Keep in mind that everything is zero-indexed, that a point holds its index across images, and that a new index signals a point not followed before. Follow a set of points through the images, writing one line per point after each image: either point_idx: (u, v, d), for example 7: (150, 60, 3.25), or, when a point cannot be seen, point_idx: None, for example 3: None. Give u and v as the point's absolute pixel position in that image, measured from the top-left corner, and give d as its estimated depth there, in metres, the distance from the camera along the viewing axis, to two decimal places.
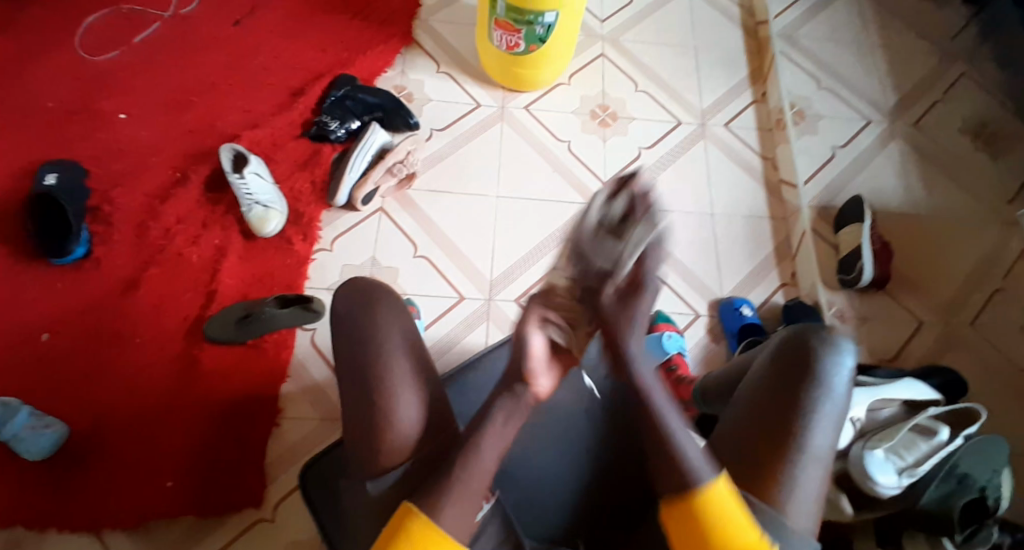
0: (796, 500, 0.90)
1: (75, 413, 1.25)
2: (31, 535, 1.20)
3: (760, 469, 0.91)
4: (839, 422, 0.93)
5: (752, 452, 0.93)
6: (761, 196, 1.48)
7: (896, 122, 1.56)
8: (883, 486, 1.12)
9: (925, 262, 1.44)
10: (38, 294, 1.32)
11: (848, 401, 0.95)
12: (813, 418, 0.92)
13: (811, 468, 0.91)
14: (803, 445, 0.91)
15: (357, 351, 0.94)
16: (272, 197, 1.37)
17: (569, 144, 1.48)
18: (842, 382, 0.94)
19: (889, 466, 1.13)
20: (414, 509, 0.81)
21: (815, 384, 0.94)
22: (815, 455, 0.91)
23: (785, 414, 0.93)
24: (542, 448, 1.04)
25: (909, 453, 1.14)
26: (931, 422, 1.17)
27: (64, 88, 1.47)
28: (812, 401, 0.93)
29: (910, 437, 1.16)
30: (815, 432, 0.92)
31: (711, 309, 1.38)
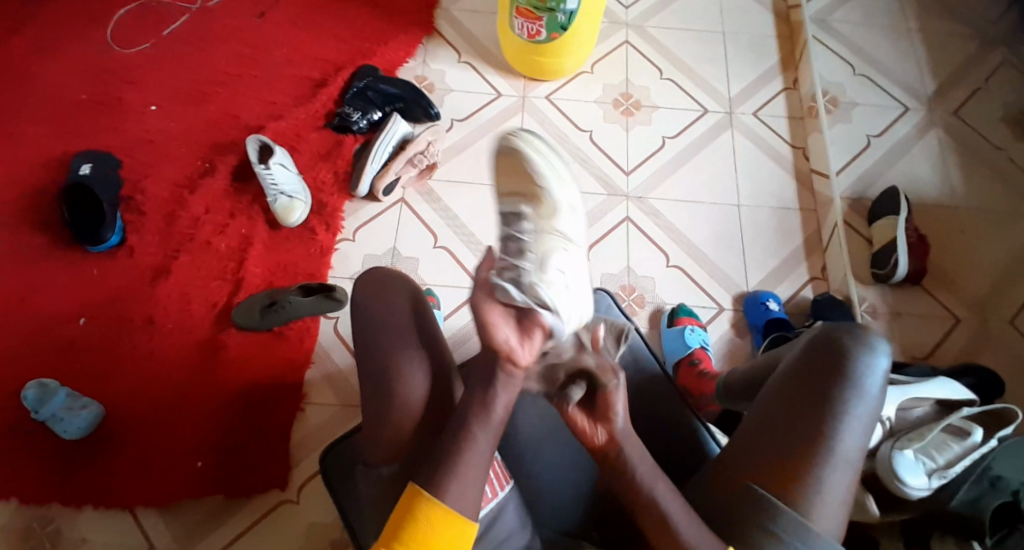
0: (823, 503, 0.88)
1: (109, 396, 1.30)
2: (68, 512, 1.25)
3: (788, 471, 0.89)
4: (870, 424, 0.91)
5: (779, 453, 0.90)
6: (791, 186, 1.44)
7: (935, 109, 1.49)
8: (912, 488, 1.08)
9: (964, 256, 1.38)
10: (74, 281, 1.37)
11: (881, 403, 0.93)
12: (844, 419, 0.90)
13: (839, 470, 0.89)
14: (834, 448, 0.89)
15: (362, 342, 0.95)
16: (296, 187, 1.39)
17: (591, 133, 1.46)
18: (876, 384, 0.92)
19: (919, 467, 1.08)
20: (421, 491, 0.82)
21: (848, 385, 0.91)
22: (845, 458, 0.89)
23: (814, 413, 0.90)
24: (551, 442, 1.04)
25: (940, 455, 1.09)
26: (964, 422, 1.12)
27: (99, 81, 1.52)
28: (844, 401, 0.90)
29: (942, 438, 1.11)
30: (845, 434, 0.89)
31: (734, 303, 1.35)
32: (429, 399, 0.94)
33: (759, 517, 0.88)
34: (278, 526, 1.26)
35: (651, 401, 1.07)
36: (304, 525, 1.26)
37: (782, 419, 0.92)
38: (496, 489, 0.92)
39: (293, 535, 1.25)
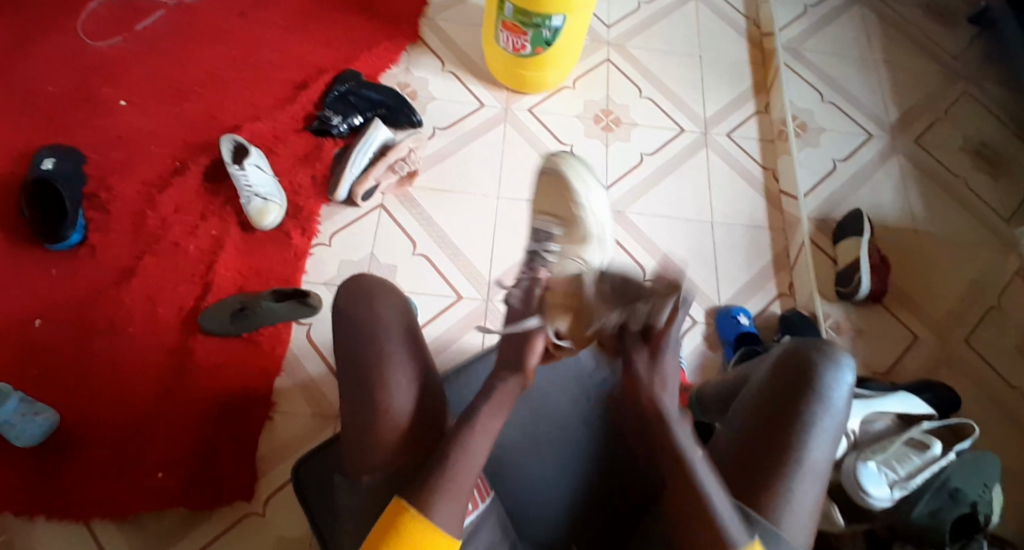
0: (793, 512, 0.89)
1: (66, 401, 1.24)
2: (18, 522, 1.18)
3: (758, 481, 0.90)
4: (836, 436, 0.93)
5: (749, 464, 0.92)
6: (762, 205, 1.49)
7: (897, 138, 1.57)
8: (876, 497, 1.12)
9: (922, 277, 1.45)
10: (32, 278, 1.31)
11: (846, 417, 0.95)
12: (812, 430, 0.92)
13: (808, 481, 0.90)
14: (802, 458, 0.90)
15: (355, 343, 0.94)
16: (272, 189, 1.36)
17: (572, 147, 1.48)
18: (842, 397, 0.94)
19: (881, 478, 1.13)
20: (406, 506, 0.83)
21: (816, 398, 0.94)
22: (813, 468, 0.91)
23: (785, 426, 0.92)
24: (536, 451, 1.04)
25: (902, 466, 1.14)
26: (924, 436, 1.18)
27: (65, 72, 1.46)
28: (811, 414, 0.93)
29: (903, 450, 1.16)
30: (814, 445, 0.91)
31: (708, 317, 1.39)
32: (425, 402, 0.94)
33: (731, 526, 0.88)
34: (246, 538, 1.21)
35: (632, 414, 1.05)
36: (272, 538, 1.22)
37: (753, 431, 0.94)
38: (478, 500, 0.90)
39: (262, 548, 1.21)
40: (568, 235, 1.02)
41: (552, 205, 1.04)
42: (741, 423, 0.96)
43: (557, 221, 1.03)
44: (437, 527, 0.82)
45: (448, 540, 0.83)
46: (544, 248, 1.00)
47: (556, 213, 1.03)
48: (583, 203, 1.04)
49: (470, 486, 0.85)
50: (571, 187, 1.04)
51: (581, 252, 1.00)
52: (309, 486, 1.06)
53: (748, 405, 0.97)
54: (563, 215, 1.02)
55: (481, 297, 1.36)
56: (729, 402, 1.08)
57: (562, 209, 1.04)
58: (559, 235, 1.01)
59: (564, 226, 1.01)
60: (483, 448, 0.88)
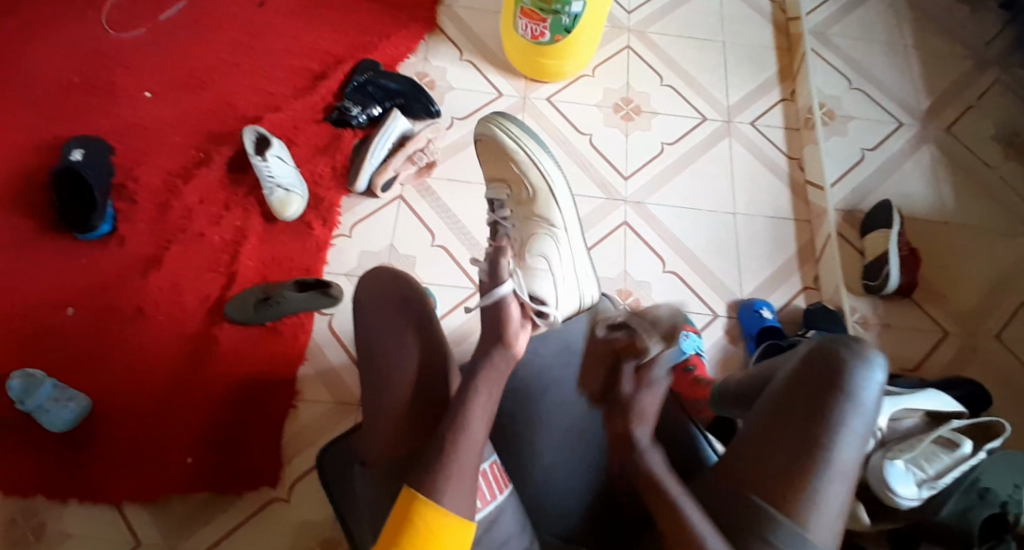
0: (819, 514, 0.87)
1: (97, 388, 1.28)
2: (53, 504, 1.23)
3: (784, 482, 0.88)
4: (865, 436, 0.90)
5: (774, 465, 0.89)
6: (786, 196, 1.46)
7: (927, 125, 1.52)
8: (903, 497, 1.10)
9: (952, 270, 1.41)
10: (63, 268, 1.35)
11: (875, 416, 0.92)
12: (841, 431, 0.89)
13: (836, 483, 0.88)
14: (830, 459, 0.88)
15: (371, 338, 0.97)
16: (293, 180, 1.37)
17: (591, 137, 1.46)
18: (872, 395, 0.91)
19: (910, 477, 1.10)
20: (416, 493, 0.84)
21: (845, 397, 0.90)
22: (841, 470, 0.88)
23: (813, 426, 0.89)
24: (558, 449, 1.00)
25: (931, 465, 1.11)
26: (953, 434, 1.15)
27: (91, 65, 1.49)
28: (841, 413, 0.90)
29: (932, 449, 1.13)
30: (842, 446, 0.88)
31: (729, 310, 1.37)
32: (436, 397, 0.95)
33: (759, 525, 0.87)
34: (271, 522, 1.25)
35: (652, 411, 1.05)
36: (297, 522, 1.25)
37: (778, 430, 0.91)
38: (491, 492, 0.90)
39: (286, 532, 1.24)
40: (518, 198, 1.20)
41: (500, 172, 1.22)
42: (766, 421, 0.93)
43: (505, 186, 1.21)
44: (445, 509, 0.84)
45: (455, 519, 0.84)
46: (500, 215, 1.21)
47: (503, 178, 1.22)
48: (520, 163, 1.20)
49: (472, 473, 0.86)
50: (510, 153, 1.21)
51: (536, 211, 1.19)
52: (331, 475, 1.06)
53: (773, 401, 0.94)
54: (510, 181, 1.20)
55: None
56: (753, 394, 1.04)
57: (508, 174, 1.21)
58: (509, 200, 1.20)
59: (511, 192, 1.20)
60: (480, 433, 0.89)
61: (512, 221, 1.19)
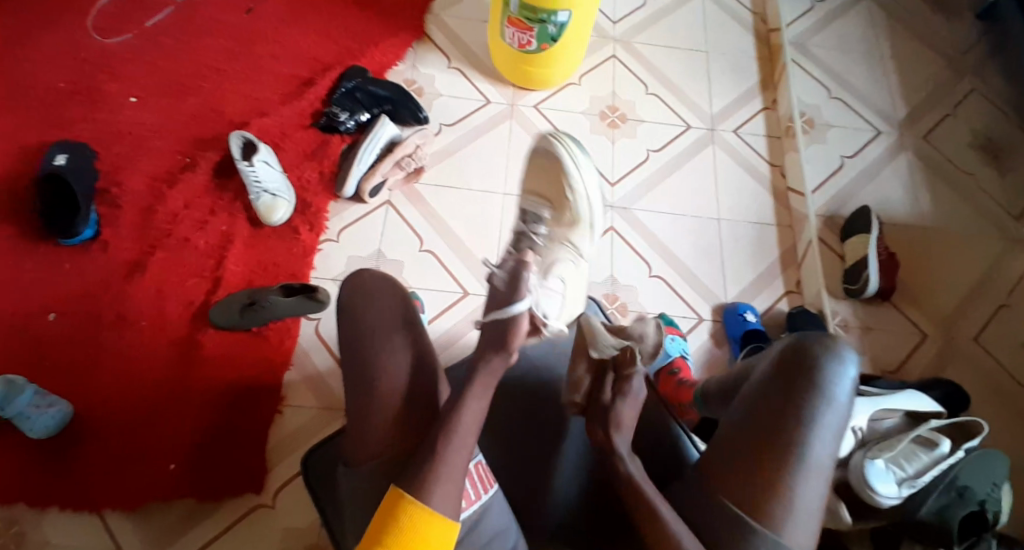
0: (795, 509, 0.90)
1: (78, 394, 1.26)
2: (31, 513, 1.21)
3: (760, 478, 0.90)
4: (839, 430, 0.93)
5: (751, 461, 0.92)
6: (769, 203, 1.48)
7: (904, 134, 1.56)
8: (883, 495, 1.12)
9: (931, 275, 1.44)
10: (45, 272, 1.33)
11: (849, 411, 0.94)
12: (815, 427, 0.91)
13: (812, 479, 0.90)
14: (806, 455, 0.90)
15: (357, 333, 0.97)
16: (280, 185, 1.37)
17: (578, 144, 1.48)
18: (844, 392, 0.94)
19: (889, 475, 1.13)
20: (402, 493, 0.86)
21: (819, 394, 0.93)
22: (817, 465, 0.91)
23: (786, 423, 0.92)
24: None
25: (910, 464, 1.14)
26: (932, 433, 1.17)
27: (75, 69, 1.48)
28: (815, 410, 0.92)
29: (911, 448, 1.16)
30: (816, 443, 0.91)
31: (714, 314, 1.39)
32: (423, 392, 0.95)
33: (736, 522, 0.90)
34: (255, 530, 1.23)
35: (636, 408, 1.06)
36: (280, 530, 1.24)
37: (755, 428, 0.94)
38: (478, 493, 0.91)
39: (269, 539, 1.23)
40: (557, 218, 1.13)
41: (548, 191, 1.14)
42: (743, 418, 0.96)
43: (546, 204, 1.14)
44: (435, 513, 0.85)
45: (445, 521, 0.86)
46: (533, 227, 1.12)
47: (545, 195, 1.14)
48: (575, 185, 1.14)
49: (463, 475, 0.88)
50: (564, 173, 1.14)
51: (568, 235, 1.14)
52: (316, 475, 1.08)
53: (750, 399, 0.96)
54: (554, 199, 1.14)
55: None
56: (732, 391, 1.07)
57: (558, 195, 1.14)
58: (548, 219, 1.13)
59: (554, 211, 1.13)
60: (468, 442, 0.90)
61: (546, 239, 1.10)
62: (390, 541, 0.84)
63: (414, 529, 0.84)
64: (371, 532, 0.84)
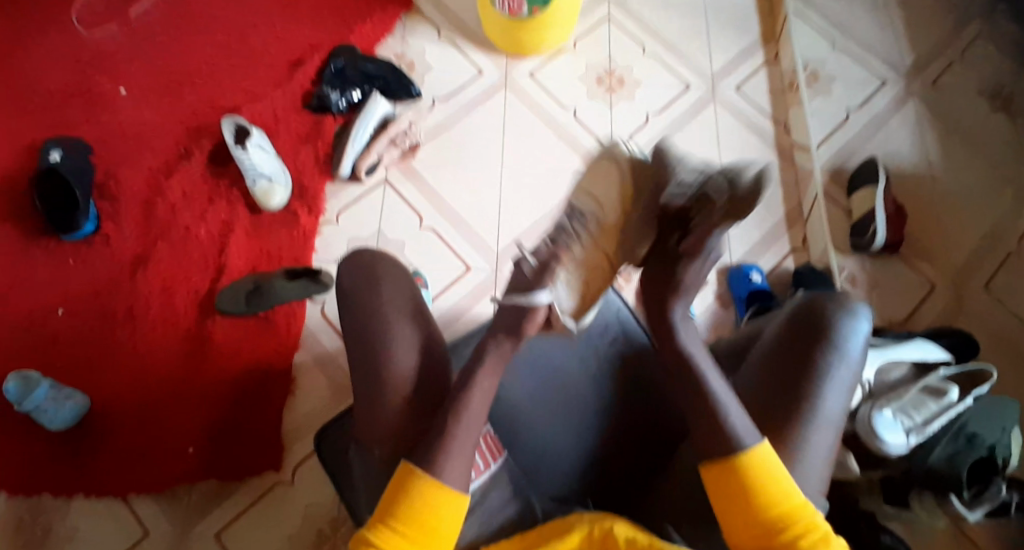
0: (805, 459, 0.90)
1: (93, 388, 1.28)
2: (57, 501, 1.23)
3: (770, 431, 0.91)
4: (852, 384, 0.93)
5: (762, 414, 0.93)
6: (774, 162, 1.45)
7: (912, 82, 1.51)
8: (891, 444, 1.13)
9: (941, 226, 1.41)
10: (51, 270, 1.34)
11: (862, 365, 0.94)
12: (826, 380, 0.91)
13: (821, 430, 0.90)
14: (815, 408, 0.90)
15: (361, 312, 0.96)
16: (276, 170, 1.36)
17: (574, 110, 1.45)
18: (857, 346, 0.93)
19: (897, 425, 1.13)
20: (413, 469, 0.86)
21: (831, 349, 0.92)
22: (826, 417, 0.91)
23: (797, 377, 0.92)
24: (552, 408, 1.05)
25: (918, 413, 1.14)
26: (940, 382, 1.17)
27: (64, 64, 1.47)
28: (826, 364, 0.92)
29: (919, 397, 1.16)
30: (827, 395, 0.91)
31: (718, 277, 1.38)
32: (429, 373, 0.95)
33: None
34: (275, 508, 1.25)
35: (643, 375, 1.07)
36: (301, 507, 1.25)
37: (766, 383, 0.94)
38: (490, 460, 0.95)
39: (291, 517, 1.24)
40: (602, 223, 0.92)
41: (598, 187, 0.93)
42: (756, 375, 0.96)
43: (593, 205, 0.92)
44: (442, 484, 0.85)
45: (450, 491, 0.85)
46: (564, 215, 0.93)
47: (593, 193, 0.92)
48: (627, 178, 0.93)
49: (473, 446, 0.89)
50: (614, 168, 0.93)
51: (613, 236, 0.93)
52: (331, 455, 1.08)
53: (762, 356, 0.97)
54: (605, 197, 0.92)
55: (490, 267, 1.36)
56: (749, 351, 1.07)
57: (602, 189, 0.92)
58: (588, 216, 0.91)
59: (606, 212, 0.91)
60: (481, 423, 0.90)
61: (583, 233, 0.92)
62: (404, 517, 0.84)
63: (427, 502, 0.85)
64: (384, 505, 0.85)
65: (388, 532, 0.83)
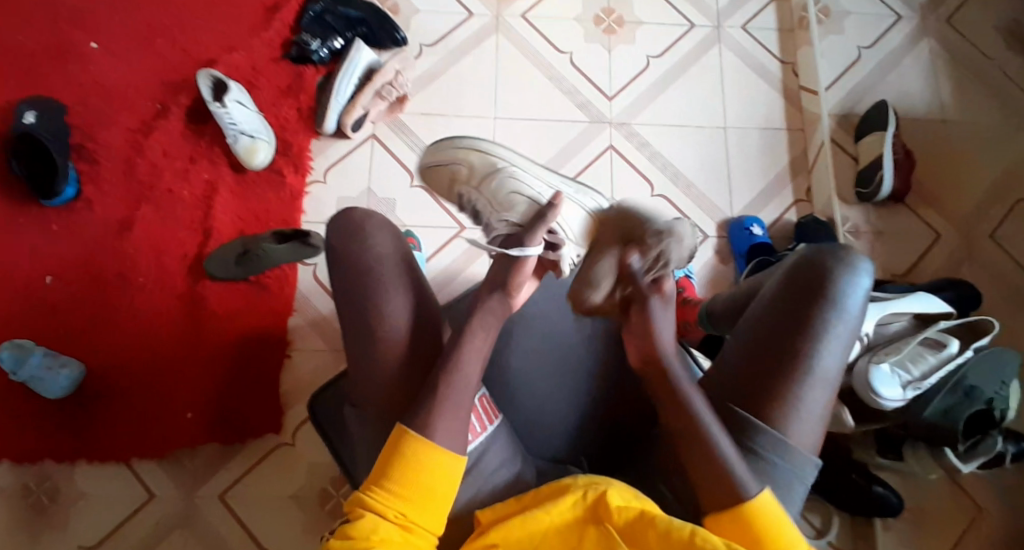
0: (798, 420, 0.84)
1: (89, 356, 1.27)
2: (63, 468, 1.25)
3: (762, 389, 0.84)
4: (850, 340, 0.86)
5: (752, 371, 0.86)
6: (780, 105, 1.39)
7: (926, 18, 1.44)
8: (887, 399, 1.10)
9: (951, 172, 1.36)
10: (34, 236, 1.31)
11: (861, 321, 0.87)
12: (823, 337, 0.84)
13: (816, 390, 0.84)
14: (811, 366, 0.83)
15: (349, 284, 0.88)
16: (258, 126, 1.29)
17: (570, 55, 1.38)
18: (857, 303, 0.86)
19: (894, 380, 1.10)
20: (407, 432, 0.78)
21: (830, 304, 0.85)
22: (823, 376, 0.84)
23: (793, 332, 0.85)
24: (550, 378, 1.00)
25: (916, 367, 1.11)
26: (940, 335, 1.14)
27: (27, 14, 1.38)
28: (824, 321, 0.85)
29: (917, 350, 1.13)
30: (824, 352, 0.84)
31: (719, 230, 1.33)
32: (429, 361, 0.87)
33: (738, 435, 0.84)
34: (278, 469, 1.27)
35: None
36: (304, 466, 1.28)
37: (759, 338, 0.87)
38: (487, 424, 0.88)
39: (294, 477, 1.27)
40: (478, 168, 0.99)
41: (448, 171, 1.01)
42: (748, 329, 0.89)
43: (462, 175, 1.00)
44: (435, 446, 0.78)
45: (453, 460, 0.78)
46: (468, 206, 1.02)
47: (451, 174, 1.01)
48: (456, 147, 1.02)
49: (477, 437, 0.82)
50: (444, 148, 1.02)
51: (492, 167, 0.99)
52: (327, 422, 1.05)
53: (756, 310, 0.90)
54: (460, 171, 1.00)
55: None
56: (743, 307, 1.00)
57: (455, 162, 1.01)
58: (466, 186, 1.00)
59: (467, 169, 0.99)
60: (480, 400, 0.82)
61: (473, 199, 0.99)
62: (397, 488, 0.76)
63: (418, 474, 0.77)
64: (376, 473, 0.78)
65: (385, 494, 0.76)
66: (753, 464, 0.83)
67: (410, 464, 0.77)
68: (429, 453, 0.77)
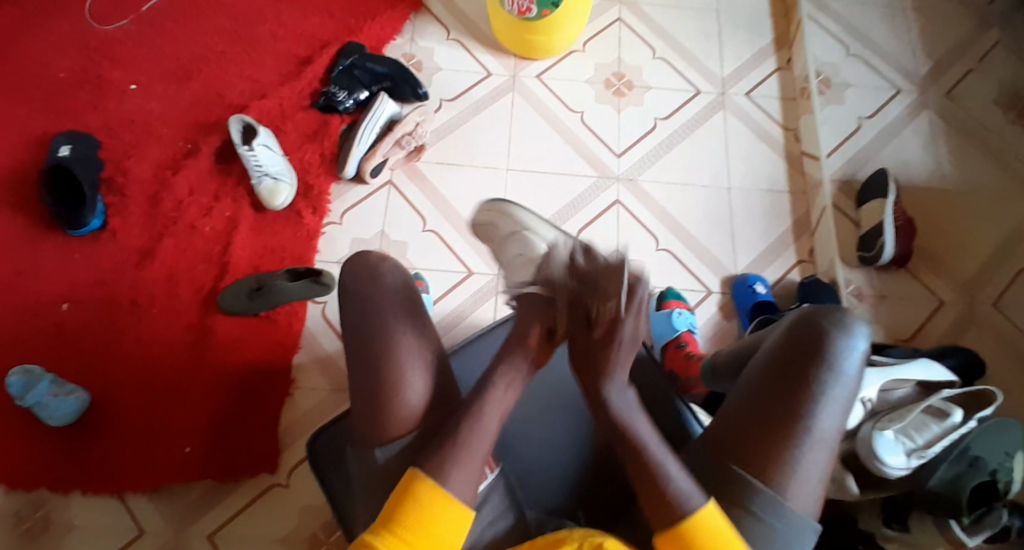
0: (797, 483, 0.82)
1: (97, 382, 1.29)
2: (58, 495, 1.25)
3: (760, 450, 0.82)
4: (849, 403, 0.85)
5: (749, 430, 0.84)
6: (783, 168, 1.44)
7: (926, 91, 1.51)
8: (891, 468, 1.00)
9: (952, 241, 1.38)
10: (58, 261, 1.36)
11: (859, 385, 0.86)
12: (821, 399, 0.83)
13: (815, 452, 0.82)
14: (809, 428, 0.82)
15: (357, 314, 0.89)
16: (281, 168, 1.36)
17: (581, 114, 1.46)
18: (854, 366, 0.85)
19: (898, 447, 1.00)
20: (419, 475, 0.78)
21: (827, 366, 0.84)
22: (822, 438, 0.82)
23: (791, 394, 0.84)
24: (544, 418, 1.00)
25: (920, 435, 1.02)
26: (943, 403, 1.04)
27: (76, 57, 1.49)
28: (821, 383, 0.84)
29: (921, 418, 1.03)
30: (822, 415, 0.83)
31: (722, 286, 1.35)
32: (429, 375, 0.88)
33: (733, 493, 0.82)
34: (270, 509, 1.26)
35: (646, 381, 1.01)
36: (297, 507, 1.26)
37: (756, 398, 0.85)
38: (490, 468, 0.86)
39: (286, 517, 1.26)
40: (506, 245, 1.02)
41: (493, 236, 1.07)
42: (746, 388, 0.88)
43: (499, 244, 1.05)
44: (447, 492, 0.77)
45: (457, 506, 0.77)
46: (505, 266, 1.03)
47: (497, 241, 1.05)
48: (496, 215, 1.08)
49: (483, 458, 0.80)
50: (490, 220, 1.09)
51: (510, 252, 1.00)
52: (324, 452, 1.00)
53: (753, 370, 0.88)
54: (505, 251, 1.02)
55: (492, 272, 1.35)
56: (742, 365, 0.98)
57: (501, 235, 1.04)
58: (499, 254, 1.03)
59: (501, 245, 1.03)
60: (481, 413, 0.83)
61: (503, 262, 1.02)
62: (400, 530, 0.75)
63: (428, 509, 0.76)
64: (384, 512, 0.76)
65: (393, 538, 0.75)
66: (747, 524, 0.81)
67: (417, 505, 0.76)
68: (430, 469, 0.78)
